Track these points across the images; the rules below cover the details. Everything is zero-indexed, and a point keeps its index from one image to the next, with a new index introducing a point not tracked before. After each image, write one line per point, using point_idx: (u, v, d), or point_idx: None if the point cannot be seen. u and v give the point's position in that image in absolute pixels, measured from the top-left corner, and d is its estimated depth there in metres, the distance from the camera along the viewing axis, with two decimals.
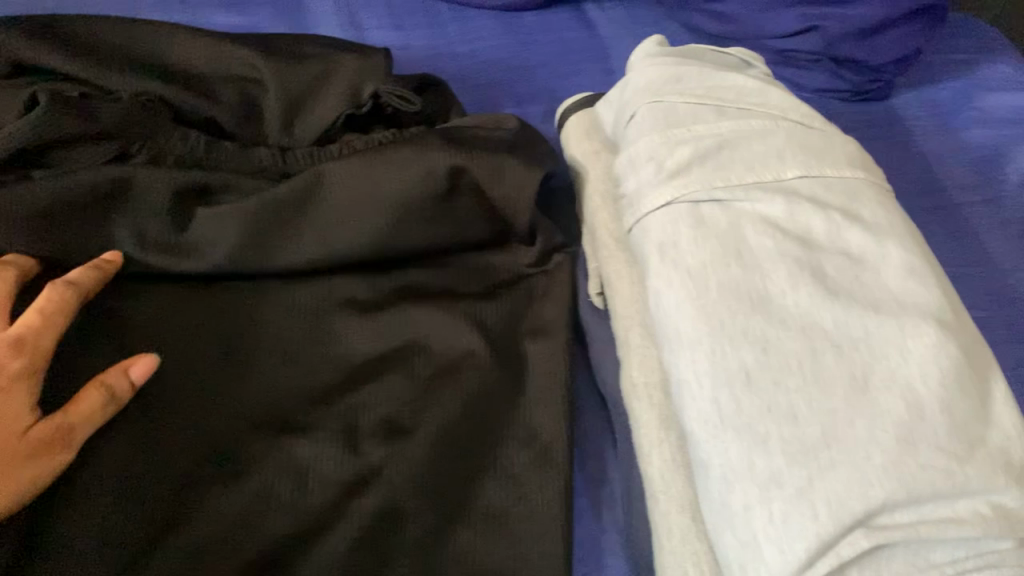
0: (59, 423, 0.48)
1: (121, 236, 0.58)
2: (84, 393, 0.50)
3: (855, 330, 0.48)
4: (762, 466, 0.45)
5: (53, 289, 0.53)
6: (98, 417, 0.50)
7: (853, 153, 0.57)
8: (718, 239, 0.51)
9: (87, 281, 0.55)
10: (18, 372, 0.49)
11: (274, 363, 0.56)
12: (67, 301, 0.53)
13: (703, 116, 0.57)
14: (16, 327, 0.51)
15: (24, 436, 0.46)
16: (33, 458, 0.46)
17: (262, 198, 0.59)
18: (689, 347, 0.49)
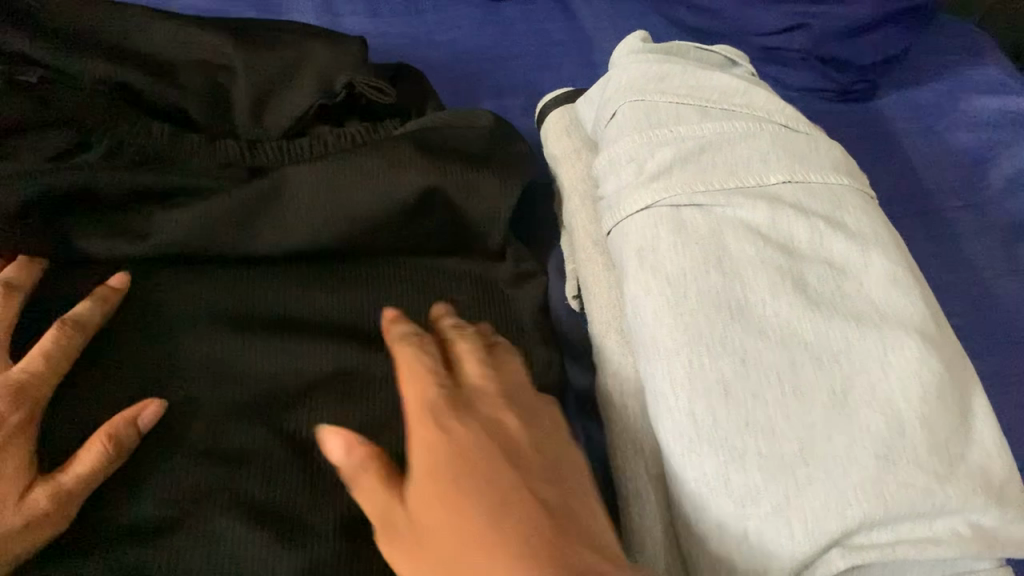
0: (55, 487, 0.47)
1: (77, 232, 0.57)
2: (84, 451, 0.48)
3: (836, 342, 0.47)
4: (738, 481, 0.43)
5: (59, 330, 0.52)
6: (103, 468, 0.48)
7: (838, 158, 0.55)
8: (697, 245, 0.50)
9: (95, 315, 0.54)
10: (16, 428, 0.48)
11: (218, 397, 0.54)
12: (73, 346, 0.52)
13: (685, 117, 0.55)
14: (17, 371, 0.50)
15: (19, 502, 0.46)
16: (33, 517, 0.46)
17: (219, 203, 0.58)
18: (666, 357, 0.47)
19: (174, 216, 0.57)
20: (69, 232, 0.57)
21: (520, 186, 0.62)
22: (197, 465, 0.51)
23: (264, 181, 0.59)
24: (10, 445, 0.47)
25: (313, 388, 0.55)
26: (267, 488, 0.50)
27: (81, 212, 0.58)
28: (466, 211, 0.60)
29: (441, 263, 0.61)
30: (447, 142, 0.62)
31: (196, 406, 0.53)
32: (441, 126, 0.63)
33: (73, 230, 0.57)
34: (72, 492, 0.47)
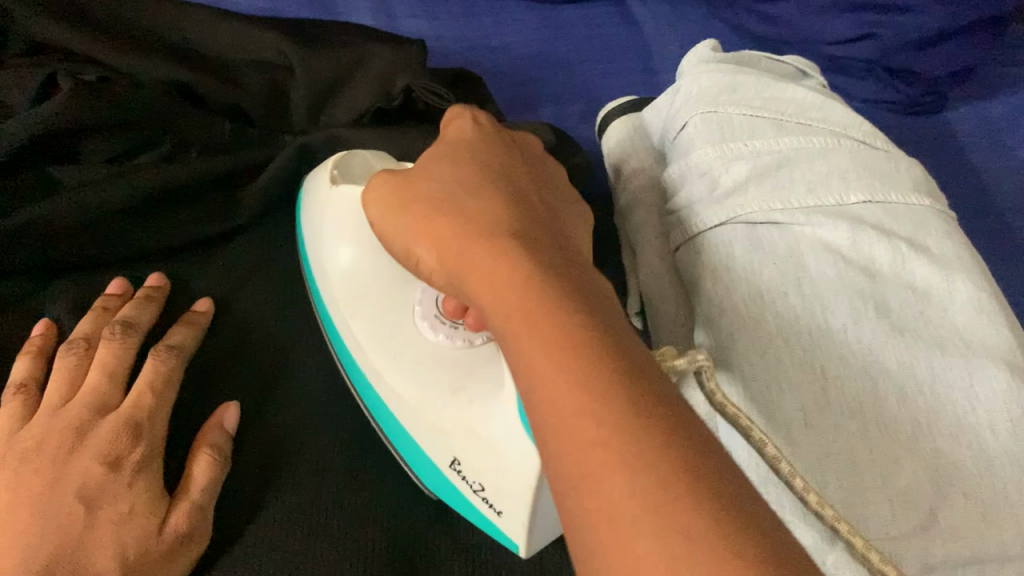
0: (188, 506, 0.46)
1: (143, 240, 0.58)
2: (196, 461, 0.48)
3: (921, 372, 0.45)
4: (817, 514, 0.42)
5: (158, 359, 0.50)
6: (218, 479, 0.48)
7: (919, 178, 0.53)
8: (775, 265, 0.48)
9: (189, 339, 0.53)
10: (139, 462, 0.46)
11: (276, 411, 0.53)
12: (174, 370, 0.51)
13: (760, 131, 0.53)
14: (127, 405, 0.48)
15: (161, 534, 0.44)
16: (172, 552, 0.44)
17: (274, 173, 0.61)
18: (741, 383, 0.46)
19: (244, 206, 0.60)
20: (132, 241, 0.57)
21: (581, 196, 0.60)
22: (264, 483, 0.50)
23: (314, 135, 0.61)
24: (137, 478, 0.46)
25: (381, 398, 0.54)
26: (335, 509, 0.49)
27: (147, 220, 0.58)
28: None
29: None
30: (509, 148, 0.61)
31: (260, 417, 0.52)
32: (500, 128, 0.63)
33: (134, 238, 0.57)
34: (204, 508, 0.46)
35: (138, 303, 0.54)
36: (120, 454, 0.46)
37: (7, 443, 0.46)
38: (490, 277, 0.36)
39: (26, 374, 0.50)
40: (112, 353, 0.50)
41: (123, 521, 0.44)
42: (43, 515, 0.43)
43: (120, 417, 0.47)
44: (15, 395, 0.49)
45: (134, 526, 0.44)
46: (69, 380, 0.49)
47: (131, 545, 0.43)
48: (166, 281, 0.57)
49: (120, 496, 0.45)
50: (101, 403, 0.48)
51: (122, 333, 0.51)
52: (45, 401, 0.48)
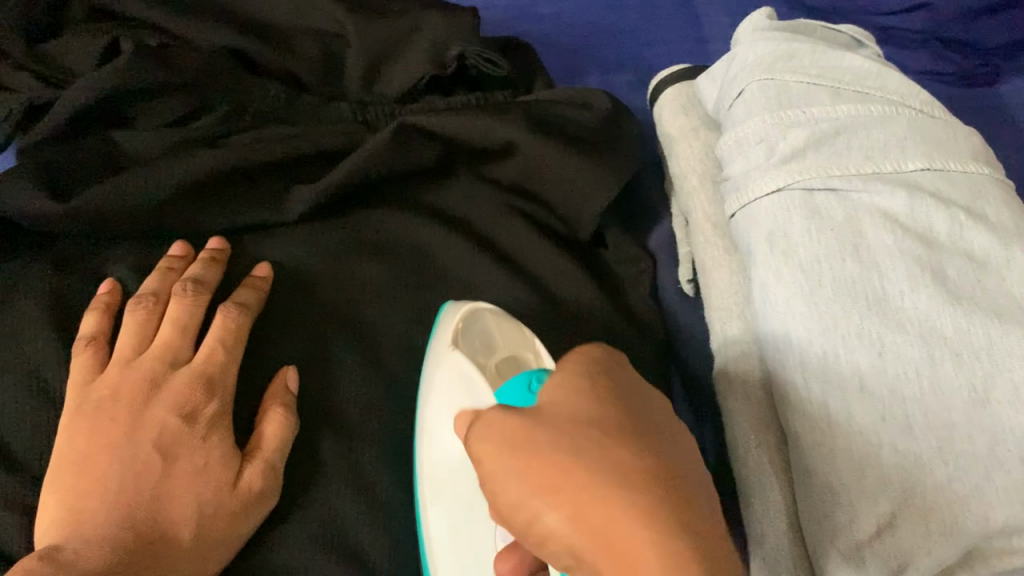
0: (260, 464, 0.47)
1: (207, 211, 0.58)
2: (267, 419, 0.49)
3: (977, 339, 0.44)
4: (873, 476, 0.43)
5: (228, 315, 0.52)
6: (290, 436, 0.49)
7: (977, 146, 0.53)
8: (833, 232, 0.48)
9: (256, 300, 0.54)
10: (213, 417, 0.48)
11: (333, 371, 0.53)
12: (242, 327, 0.52)
13: (816, 99, 0.53)
14: (199, 361, 0.50)
15: (235, 489, 0.46)
16: (246, 506, 0.46)
17: (339, 175, 0.58)
18: (798, 348, 0.46)
19: (303, 197, 0.58)
20: (189, 214, 0.58)
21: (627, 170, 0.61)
22: (322, 436, 0.51)
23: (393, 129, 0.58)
24: (211, 433, 0.47)
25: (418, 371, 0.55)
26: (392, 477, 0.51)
27: (213, 190, 0.58)
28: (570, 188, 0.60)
29: (530, 228, 0.60)
30: (559, 117, 0.61)
31: (317, 373, 0.53)
32: (557, 104, 0.61)
33: (190, 211, 0.58)
34: (275, 466, 0.48)
35: (204, 263, 0.55)
36: (193, 408, 0.48)
37: (85, 392, 0.48)
38: (550, 446, 0.29)
39: (96, 327, 0.51)
40: (183, 311, 0.52)
41: (199, 473, 0.46)
42: (124, 461, 0.45)
43: (193, 373, 0.49)
44: (86, 346, 0.50)
45: (208, 481, 0.46)
46: (141, 333, 0.51)
47: (206, 499, 0.45)
48: (226, 243, 0.57)
49: (195, 449, 0.46)
50: (172, 357, 0.50)
51: (192, 292, 0.52)
52: (117, 353, 0.50)
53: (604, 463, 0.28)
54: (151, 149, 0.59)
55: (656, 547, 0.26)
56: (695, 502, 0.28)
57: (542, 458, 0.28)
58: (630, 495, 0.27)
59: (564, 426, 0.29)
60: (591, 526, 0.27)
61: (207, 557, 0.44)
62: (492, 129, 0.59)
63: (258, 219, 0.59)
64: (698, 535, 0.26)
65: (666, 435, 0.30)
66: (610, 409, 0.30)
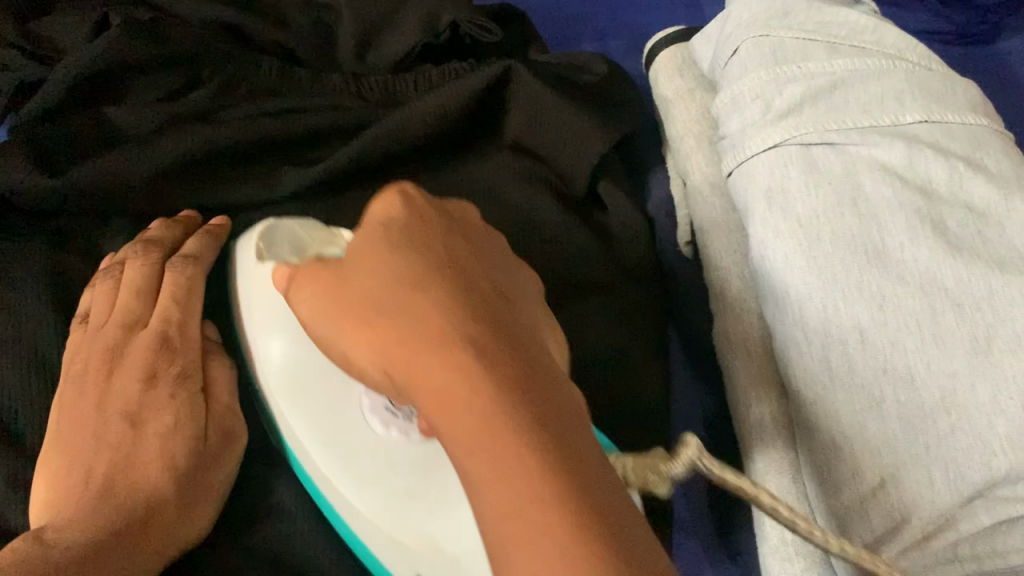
0: (220, 415, 0.45)
1: (203, 188, 0.58)
2: (214, 371, 0.47)
3: (979, 289, 0.44)
4: (875, 430, 0.43)
5: (177, 270, 0.50)
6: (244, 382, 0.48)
7: (975, 98, 0.52)
8: (831, 186, 0.48)
9: (207, 245, 0.52)
10: (177, 375, 0.45)
11: None
12: (196, 279, 0.50)
13: (813, 54, 0.53)
14: (156, 319, 0.47)
15: (205, 444, 0.44)
16: (215, 460, 0.44)
17: (328, 166, 0.57)
18: (798, 302, 0.46)
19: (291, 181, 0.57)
20: (174, 190, 0.57)
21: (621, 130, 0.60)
22: None
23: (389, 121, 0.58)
24: (178, 391, 0.45)
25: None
26: None
27: (208, 167, 0.58)
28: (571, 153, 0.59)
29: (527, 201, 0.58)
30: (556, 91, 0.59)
31: None
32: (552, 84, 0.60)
33: (180, 186, 0.57)
34: (234, 412, 0.46)
35: (164, 227, 0.53)
36: (157, 368, 0.45)
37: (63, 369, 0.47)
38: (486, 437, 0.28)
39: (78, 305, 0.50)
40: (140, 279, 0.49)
41: (168, 433, 0.43)
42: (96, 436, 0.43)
43: (149, 334, 0.47)
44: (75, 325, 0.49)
45: (173, 437, 0.43)
46: (105, 302, 0.49)
47: (179, 457, 0.42)
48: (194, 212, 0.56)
49: (163, 409, 0.44)
50: (133, 322, 0.48)
51: (143, 251, 0.51)
52: (89, 325, 0.48)
53: (477, 373, 0.28)
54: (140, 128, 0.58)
55: (539, 456, 0.27)
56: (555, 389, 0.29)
57: (430, 346, 0.30)
58: (547, 492, 0.26)
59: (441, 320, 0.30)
60: (449, 409, 0.28)
61: (192, 516, 0.42)
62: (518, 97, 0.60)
63: (242, 199, 0.58)
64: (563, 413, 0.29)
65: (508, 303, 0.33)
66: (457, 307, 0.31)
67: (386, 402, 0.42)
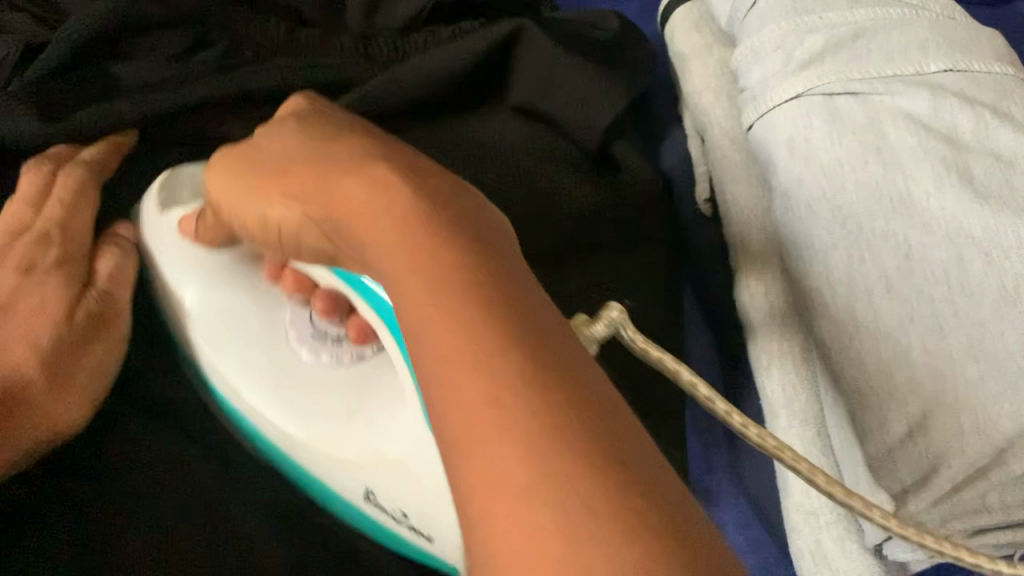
0: (93, 300, 0.48)
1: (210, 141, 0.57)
2: (101, 257, 0.51)
3: (1007, 237, 0.43)
4: (902, 380, 0.42)
5: (65, 171, 0.51)
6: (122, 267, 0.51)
7: (1001, 48, 0.51)
8: (855, 134, 0.47)
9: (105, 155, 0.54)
10: (49, 265, 0.48)
11: None
12: (84, 181, 0.51)
13: (834, 3, 0.52)
14: (36, 221, 0.49)
15: (72, 322, 0.47)
16: (89, 339, 0.47)
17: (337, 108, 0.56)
18: (822, 252, 0.45)
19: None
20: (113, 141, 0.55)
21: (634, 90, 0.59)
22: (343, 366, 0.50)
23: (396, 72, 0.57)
24: (52, 276, 0.48)
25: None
26: None
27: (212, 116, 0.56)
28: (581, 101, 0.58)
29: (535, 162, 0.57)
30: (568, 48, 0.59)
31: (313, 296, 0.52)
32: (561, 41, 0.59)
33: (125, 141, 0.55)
34: (110, 295, 0.49)
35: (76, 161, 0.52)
36: (32, 259, 0.48)
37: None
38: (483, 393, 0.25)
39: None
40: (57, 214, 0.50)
41: (37, 315, 0.46)
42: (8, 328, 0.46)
43: (31, 234, 0.49)
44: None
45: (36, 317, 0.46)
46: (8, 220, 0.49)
47: (45, 332, 0.46)
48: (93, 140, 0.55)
49: (32, 292, 0.47)
50: (18, 226, 0.49)
51: (43, 164, 0.51)
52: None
53: (482, 327, 0.26)
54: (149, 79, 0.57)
55: (548, 411, 0.24)
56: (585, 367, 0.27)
57: (451, 303, 0.27)
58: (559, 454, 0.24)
59: (445, 294, 0.28)
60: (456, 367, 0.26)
61: (80, 396, 0.45)
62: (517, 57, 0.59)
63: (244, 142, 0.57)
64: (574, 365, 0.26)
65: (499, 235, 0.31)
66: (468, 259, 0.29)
67: (313, 333, 0.51)
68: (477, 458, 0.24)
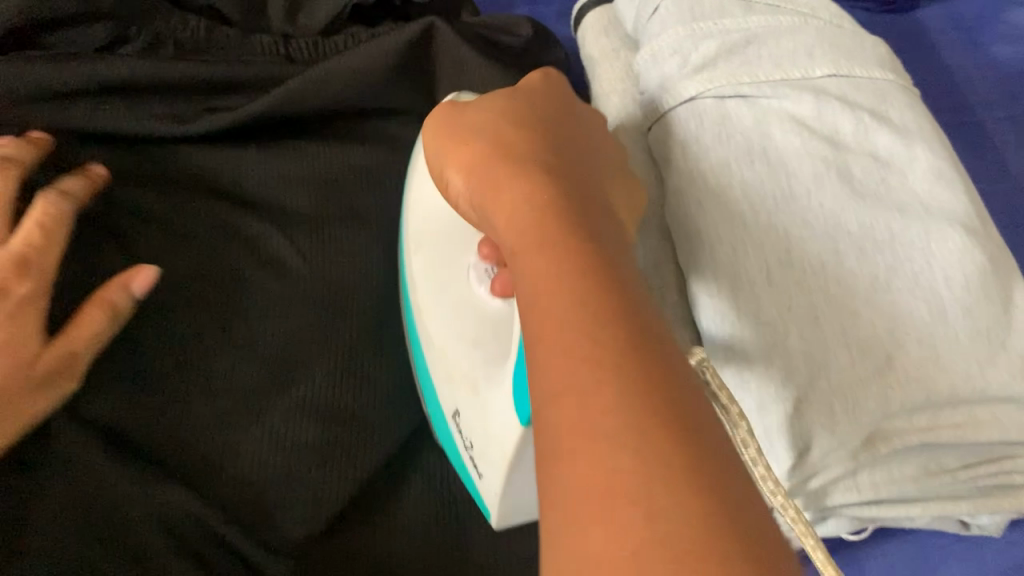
0: (66, 350, 0.45)
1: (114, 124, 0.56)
2: (85, 315, 0.47)
3: (880, 233, 0.46)
4: (779, 366, 0.44)
5: (50, 202, 0.49)
6: (101, 334, 0.47)
7: (883, 55, 0.54)
8: (742, 135, 0.50)
9: (84, 191, 0.52)
10: (26, 298, 0.46)
11: (241, 305, 0.52)
12: (65, 213, 0.50)
13: (729, 11, 0.55)
14: (16, 242, 0.47)
15: (32, 367, 0.44)
16: (40, 386, 0.44)
17: (264, 105, 0.57)
18: (709, 247, 0.48)
19: (218, 119, 0.57)
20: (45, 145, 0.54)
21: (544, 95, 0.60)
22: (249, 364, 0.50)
23: (310, 74, 0.58)
24: (21, 313, 0.46)
25: (329, 302, 0.53)
26: (317, 390, 0.50)
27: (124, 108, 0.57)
28: None
29: (413, 186, 0.59)
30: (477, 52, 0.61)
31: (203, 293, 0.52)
32: (476, 47, 0.62)
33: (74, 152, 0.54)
34: (79, 352, 0.46)
35: (75, 180, 0.52)
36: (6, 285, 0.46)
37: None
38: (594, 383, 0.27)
39: None
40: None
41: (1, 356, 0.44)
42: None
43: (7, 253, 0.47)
44: None
45: (15, 352, 0.44)
46: None
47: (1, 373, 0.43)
48: (48, 138, 0.54)
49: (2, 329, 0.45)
50: None
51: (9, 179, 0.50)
52: None
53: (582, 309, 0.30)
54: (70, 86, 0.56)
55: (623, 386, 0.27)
56: (670, 348, 0.30)
57: (579, 354, 0.28)
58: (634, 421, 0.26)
59: (587, 323, 0.29)
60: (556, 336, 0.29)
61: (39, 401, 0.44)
62: (427, 58, 0.62)
63: (147, 132, 0.57)
64: (685, 390, 0.28)
65: (577, 142, 0.42)
66: (590, 268, 0.31)
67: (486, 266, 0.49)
68: (560, 409, 0.28)
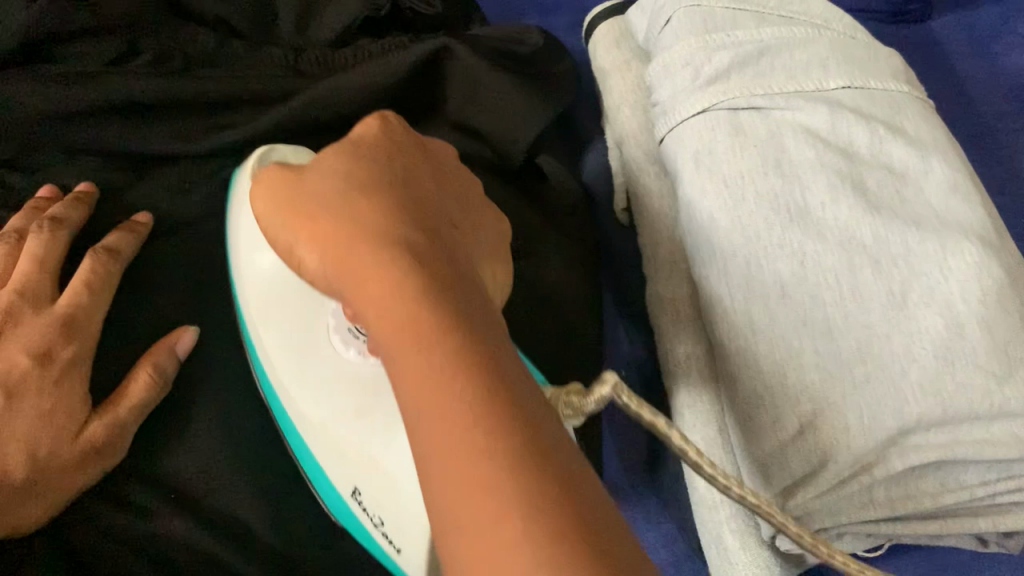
0: (112, 421, 0.45)
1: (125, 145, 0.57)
2: (131, 382, 0.46)
3: (895, 246, 0.46)
4: (794, 380, 0.44)
5: (97, 261, 0.50)
6: (145, 404, 0.47)
7: (898, 66, 0.54)
8: (756, 148, 0.49)
9: (130, 245, 0.52)
10: (68, 361, 0.46)
11: None
12: (112, 275, 0.50)
13: (742, 23, 0.54)
14: (61, 302, 0.48)
15: (75, 440, 0.44)
16: (79, 464, 0.44)
17: (273, 120, 0.57)
18: (721, 261, 0.47)
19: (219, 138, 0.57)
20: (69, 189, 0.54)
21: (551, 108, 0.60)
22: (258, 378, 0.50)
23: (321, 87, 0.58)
24: (64, 378, 0.46)
25: None
26: None
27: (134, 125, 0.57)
28: (497, 127, 0.60)
29: None
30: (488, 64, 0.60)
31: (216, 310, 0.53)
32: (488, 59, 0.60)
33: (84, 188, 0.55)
34: (126, 426, 0.46)
35: (121, 234, 0.52)
36: (50, 348, 0.46)
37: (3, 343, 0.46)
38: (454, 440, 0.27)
39: (20, 224, 0.52)
40: (41, 248, 0.50)
41: (42, 420, 0.44)
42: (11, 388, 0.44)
43: (54, 314, 0.47)
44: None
45: (54, 422, 0.44)
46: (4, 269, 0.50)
47: (40, 445, 0.44)
48: (92, 187, 0.55)
49: (41, 393, 0.45)
50: (33, 293, 0.48)
51: (50, 228, 0.50)
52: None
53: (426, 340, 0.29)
54: (73, 104, 0.55)
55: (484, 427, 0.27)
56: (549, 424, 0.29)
57: (433, 380, 0.28)
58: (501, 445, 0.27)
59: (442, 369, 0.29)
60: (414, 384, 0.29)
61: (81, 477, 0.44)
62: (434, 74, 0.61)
63: (164, 151, 0.57)
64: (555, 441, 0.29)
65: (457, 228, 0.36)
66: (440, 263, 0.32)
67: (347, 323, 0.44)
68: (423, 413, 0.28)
